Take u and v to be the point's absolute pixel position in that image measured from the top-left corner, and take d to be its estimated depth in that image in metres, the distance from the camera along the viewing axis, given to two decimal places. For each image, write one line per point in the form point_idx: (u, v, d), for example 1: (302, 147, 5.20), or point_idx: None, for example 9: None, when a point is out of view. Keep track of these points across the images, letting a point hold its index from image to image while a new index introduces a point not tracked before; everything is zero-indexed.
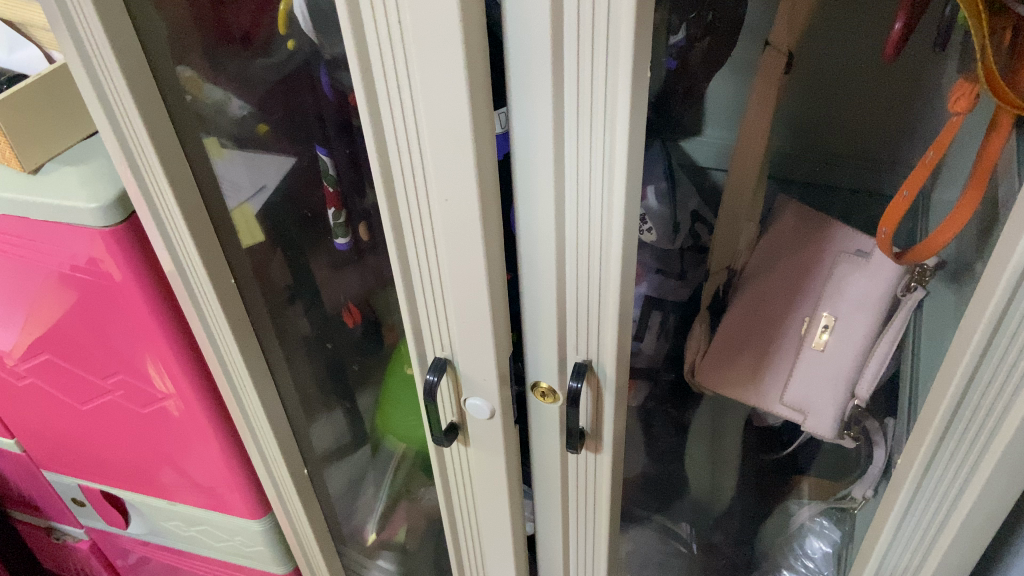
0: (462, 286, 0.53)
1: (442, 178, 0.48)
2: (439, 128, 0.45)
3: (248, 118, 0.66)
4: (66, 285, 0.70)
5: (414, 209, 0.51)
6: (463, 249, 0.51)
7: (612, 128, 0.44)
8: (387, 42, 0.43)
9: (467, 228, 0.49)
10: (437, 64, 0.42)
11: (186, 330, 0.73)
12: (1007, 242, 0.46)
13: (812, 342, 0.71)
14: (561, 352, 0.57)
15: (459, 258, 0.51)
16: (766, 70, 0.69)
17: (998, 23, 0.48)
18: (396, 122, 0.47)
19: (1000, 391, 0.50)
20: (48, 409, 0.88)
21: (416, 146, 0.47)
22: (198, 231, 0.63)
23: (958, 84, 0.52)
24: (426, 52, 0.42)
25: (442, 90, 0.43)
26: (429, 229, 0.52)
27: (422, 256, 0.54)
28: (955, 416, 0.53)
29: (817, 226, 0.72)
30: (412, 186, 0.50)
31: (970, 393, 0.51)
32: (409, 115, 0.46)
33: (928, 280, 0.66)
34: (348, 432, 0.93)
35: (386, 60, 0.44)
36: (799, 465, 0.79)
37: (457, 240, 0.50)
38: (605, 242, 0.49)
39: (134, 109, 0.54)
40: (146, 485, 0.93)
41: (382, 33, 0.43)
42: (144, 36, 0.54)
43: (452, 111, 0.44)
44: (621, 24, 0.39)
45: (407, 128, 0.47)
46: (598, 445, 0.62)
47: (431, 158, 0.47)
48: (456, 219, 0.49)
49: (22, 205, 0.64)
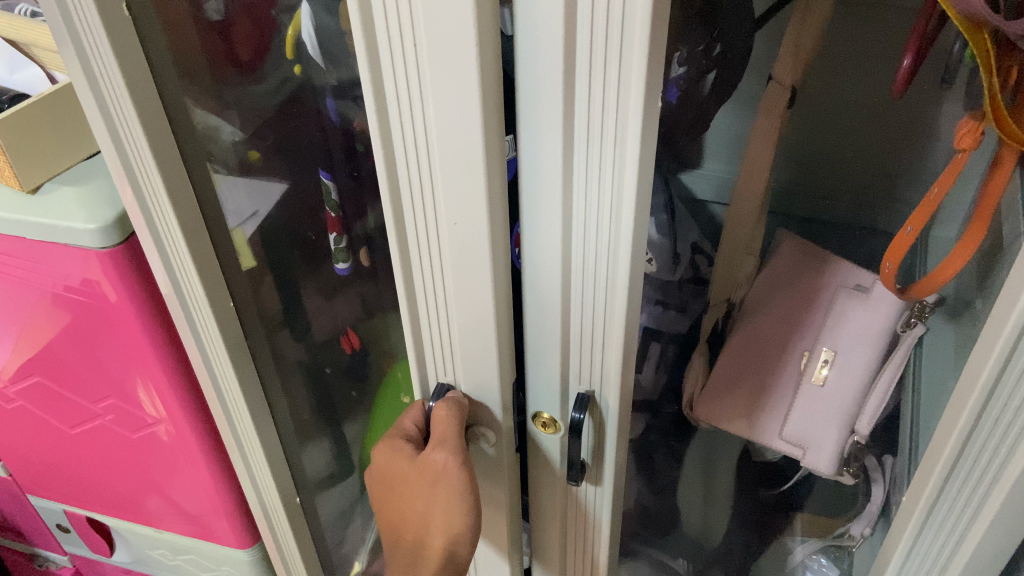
0: (466, 311, 0.53)
1: (451, 204, 0.47)
2: (451, 152, 0.45)
3: (240, 143, 0.66)
4: (60, 307, 0.69)
5: (421, 235, 0.51)
6: (471, 275, 0.50)
7: (622, 153, 0.43)
8: (400, 65, 0.43)
9: (476, 253, 0.49)
10: (452, 91, 0.43)
11: (181, 354, 0.72)
12: (1013, 285, 0.46)
13: (812, 377, 0.70)
14: (564, 382, 0.56)
15: (464, 284, 0.51)
16: (770, 107, 0.68)
17: (1003, 62, 0.48)
18: (407, 148, 0.46)
19: (992, 458, 0.49)
20: (36, 433, 0.86)
21: (427, 173, 0.47)
22: (200, 252, 0.63)
23: (962, 122, 0.52)
24: (442, 80, 0.42)
25: (454, 117, 0.43)
26: (436, 257, 0.51)
27: (427, 282, 0.53)
28: (953, 472, 0.52)
29: (816, 260, 0.73)
30: (420, 211, 0.49)
31: (965, 451, 0.51)
32: (419, 140, 0.46)
33: (927, 316, 0.67)
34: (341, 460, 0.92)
35: (398, 85, 0.44)
36: (796, 500, 0.78)
37: (465, 266, 0.50)
38: (611, 272, 0.49)
39: (142, 132, 0.54)
40: (134, 512, 0.91)
41: (395, 56, 0.43)
42: (152, 60, 0.54)
43: (464, 138, 0.44)
44: (635, 56, 0.40)
45: (417, 152, 0.46)
46: (598, 475, 0.62)
47: (442, 184, 0.47)
48: (464, 245, 0.49)
49: (20, 224, 0.64)
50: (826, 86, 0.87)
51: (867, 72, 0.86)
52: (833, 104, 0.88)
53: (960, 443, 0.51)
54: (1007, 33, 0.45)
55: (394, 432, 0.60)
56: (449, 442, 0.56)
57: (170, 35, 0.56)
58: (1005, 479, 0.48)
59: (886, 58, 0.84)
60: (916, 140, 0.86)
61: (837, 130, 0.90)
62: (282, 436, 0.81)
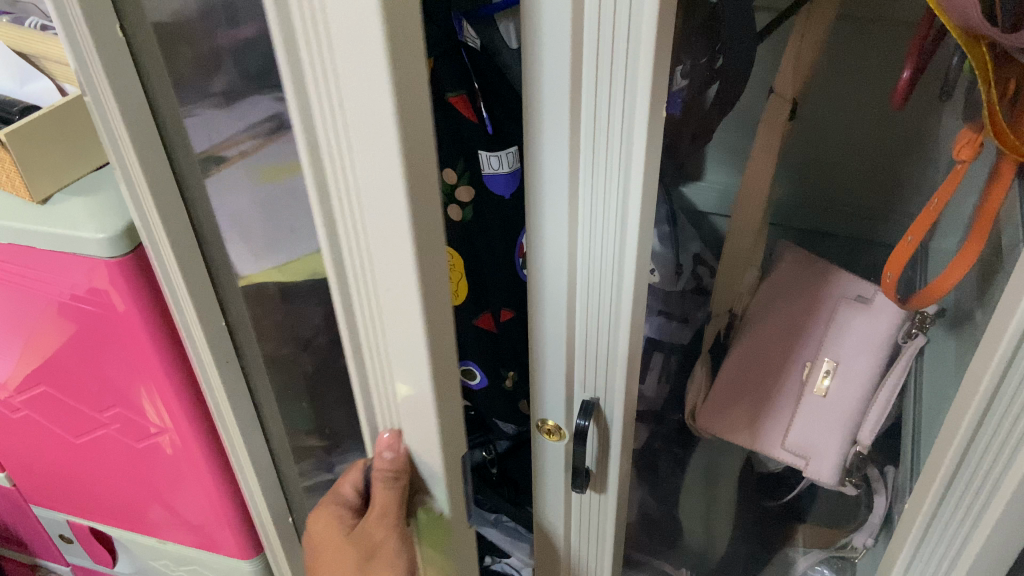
0: (408, 385, 0.46)
1: (382, 270, 0.41)
2: (380, 215, 0.39)
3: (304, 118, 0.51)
4: (66, 316, 0.70)
5: (363, 300, 0.44)
6: (408, 347, 0.44)
7: (628, 161, 0.44)
8: (329, 115, 0.37)
9: (410, 321, 0.43)
10: (373, 146, 0.36)
11: (187, 363, 0.73)
12: (1012, 295, 0.46)
13: (813, 388, 0.71)
14: (569, 389, 0.57)
15: (404, 358, 0.45)
16: (771, 118, 0.68)
17: (1003, 74, 0.48)
18: (342, 205, 0.40)
19: (991, 468, 0.49)
20: (40, 442, 0.86)
21: (361, 234, 0.41)
22: (194, 269, 0.61)
23: (961, 133, 0.52)
24: (361, 135, 0.36)
25: (379, 176, 0.37)
26: (377, 324, 0.45)
27: (372, 349, 0.47)
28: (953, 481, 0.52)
29: (818, 272, 0.73)
30: (359, 272, 0.43)
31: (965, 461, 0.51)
32: (351, 197, 0.39)
33: (928, 326, 0.68)
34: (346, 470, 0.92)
35: (328, 136, 0.38)
36: (800, 511, 0.78)
37: (400, 335, 0.44)
38: (618, 279, 0.50)
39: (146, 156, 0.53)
40: (136, 522, 0.91)
41: (323, 99, 0.36)
42: (169, 76, 0.52)
43: (392, 201, 0.38)
44: (640, 65, 0.41)
45: (352, 211, 0.40)
46: (603, 482, 0.62)
47: (373, 247, 0.40)
48: (399, 311, 0.43)
49: (29, 234, 0.64)
50: (828, 101, 0.89)
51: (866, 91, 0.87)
52: (835, 118, 0.89)
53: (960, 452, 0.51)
54: (1004, 45, 0.46)
55: (333, 500, 0.56)
56: (389, 517, 0.52)
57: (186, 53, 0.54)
58: (1003, 490, 0.48)
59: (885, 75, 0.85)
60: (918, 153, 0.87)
61: (840, 143, 0.90)
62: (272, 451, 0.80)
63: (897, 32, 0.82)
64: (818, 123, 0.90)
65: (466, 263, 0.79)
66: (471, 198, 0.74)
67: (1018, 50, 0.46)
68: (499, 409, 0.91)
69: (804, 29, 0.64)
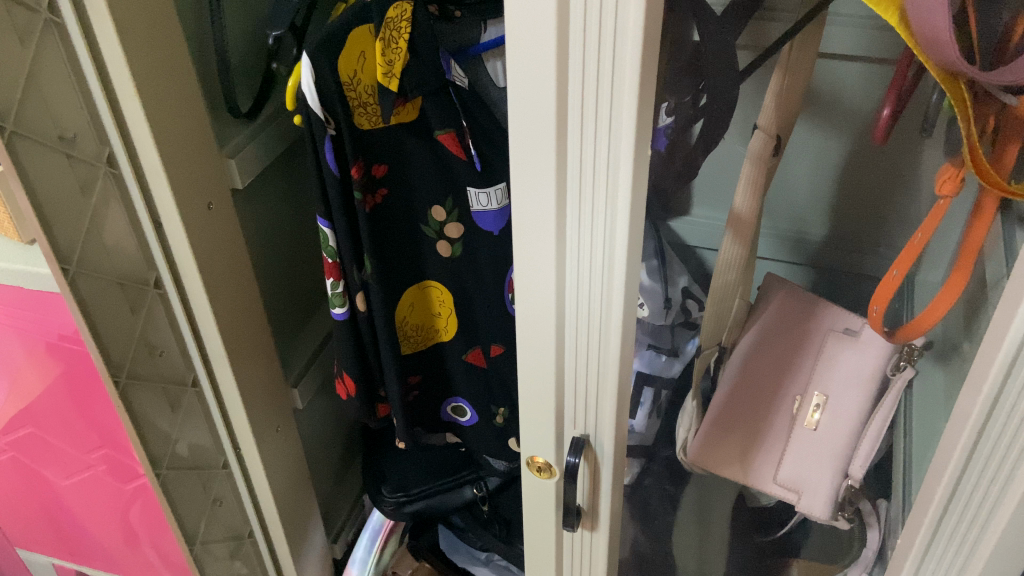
0: None
1: None
2: None
3: (316, 119, 0.65)
4: (53, 357, 0.72)
5: None
6: None
7: (613, 203, 0.45)
8: None
9: None
10: None
11: (152, 396, 0.74)
12: (997, 327, 0.46)
13: (804, 421, 0.71)
14: (559, 428, 0.56)
15: None
16: (755, 153, 0.67)
17: (982, 111, 0.49)
18: None
19: (982, 505, 0.49)
20: (24, 484, 0.86)
21: None
22: (122, 244, 0.67)
23: (943, 168, 0.54)
24: None
25: None
26: None
27: None
28: (942, 518, 0.52)
29: (807, 307, 0.74)
30: None
31: (954, 500, 0.51)
32: None
33: (917, 359, 0.68)
34: (300, 490, 0.94)
35: None
36: (794, 547, 0.78)
37: None
38: (605, 317, 0.50)
39: (24, 144, 0.57)
40: (123, 564, 0.92)
41: None
42: (130, 100, 0.60)
43: None
44: (624, 108, 0.41)
45: None
46: (595, 522, 0.62)
47: None
48: None
49: (14, 273, 0.67)
50: (820, 161, 0.93)
51: (852, 126, 0.90)
52: (832, 172, 0.94)
53: (952, 489, 0.51)
54: (983, 83, 0.46)
55: None
56: None
57: (159, 87, 0.61)
58: (996, 525, 0.49)
59: (864, 109, 0.89)
60: (895, 195, 0.91)
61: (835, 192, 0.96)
62: (223, 453, 0.84)
63: (861, 105, 0.89)
64: (814, 174, 0.94)
65: (455, 297, 0.81)
66: (459, 233, 0.76)
67: (998, 88, 0.47)
68: (489, 446, 0.90)
69: (788, 68, 0.65)
